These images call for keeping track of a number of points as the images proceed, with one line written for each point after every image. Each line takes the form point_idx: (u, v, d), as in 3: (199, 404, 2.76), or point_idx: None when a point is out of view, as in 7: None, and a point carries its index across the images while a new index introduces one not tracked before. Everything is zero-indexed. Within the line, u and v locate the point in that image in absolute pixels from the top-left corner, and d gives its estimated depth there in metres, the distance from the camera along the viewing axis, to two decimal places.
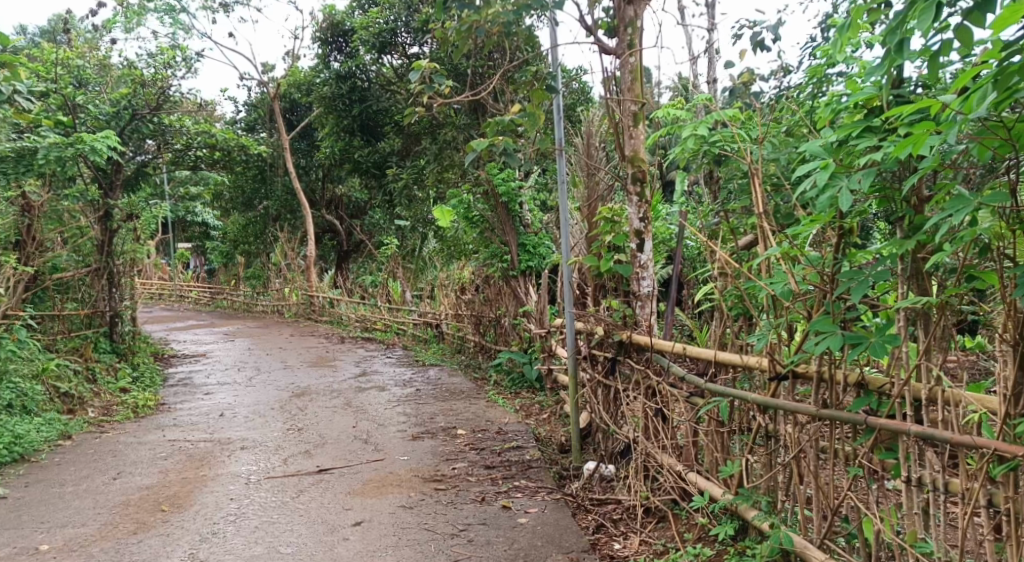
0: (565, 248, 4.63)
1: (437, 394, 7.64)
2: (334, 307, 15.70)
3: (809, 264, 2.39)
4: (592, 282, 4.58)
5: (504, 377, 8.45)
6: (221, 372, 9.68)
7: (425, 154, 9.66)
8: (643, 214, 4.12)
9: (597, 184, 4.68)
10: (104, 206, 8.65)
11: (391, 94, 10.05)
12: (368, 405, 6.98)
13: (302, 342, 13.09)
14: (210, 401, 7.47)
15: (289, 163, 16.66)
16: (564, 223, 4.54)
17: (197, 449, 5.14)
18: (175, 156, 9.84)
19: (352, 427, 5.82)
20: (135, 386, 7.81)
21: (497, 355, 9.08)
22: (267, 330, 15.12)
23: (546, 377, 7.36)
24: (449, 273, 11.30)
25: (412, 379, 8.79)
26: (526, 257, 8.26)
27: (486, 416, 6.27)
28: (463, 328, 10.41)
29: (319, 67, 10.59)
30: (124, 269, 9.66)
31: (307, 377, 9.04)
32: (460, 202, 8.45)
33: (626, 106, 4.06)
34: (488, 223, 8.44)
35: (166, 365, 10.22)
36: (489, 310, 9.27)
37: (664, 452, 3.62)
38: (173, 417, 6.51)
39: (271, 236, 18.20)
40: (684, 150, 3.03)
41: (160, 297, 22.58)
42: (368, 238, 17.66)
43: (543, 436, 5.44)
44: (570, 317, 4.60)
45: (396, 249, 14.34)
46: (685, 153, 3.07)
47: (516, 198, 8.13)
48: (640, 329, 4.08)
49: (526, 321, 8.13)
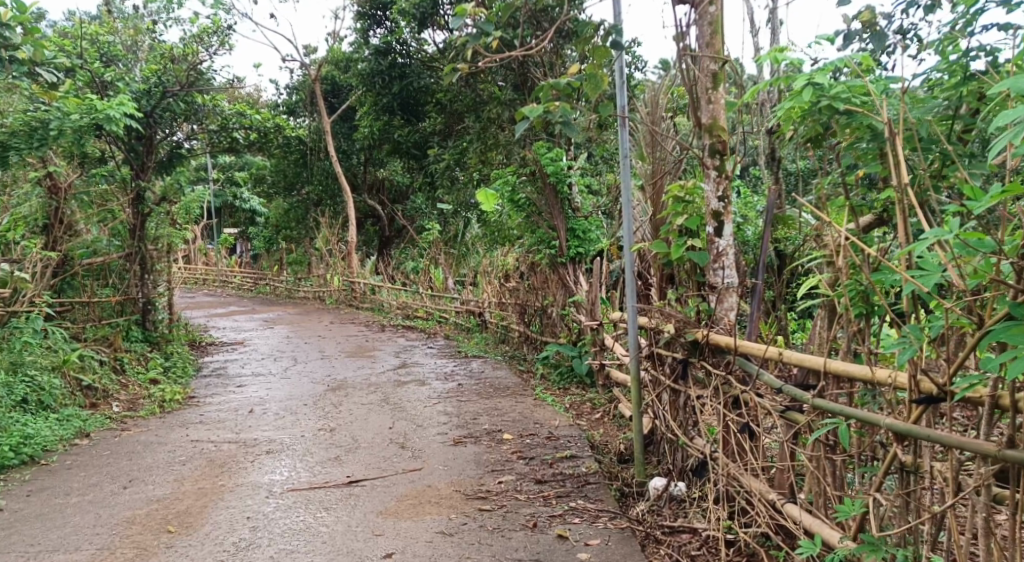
0: (628, 233, 4.04)
1: (481, 390, 7.13)
2: (375, 293, 15.33)
3: (984, 253, 1.80)
4: (658, 272, 4.02)
5: (551, 371, 7.91)
6: (257, 361, 9.33)
7: (468, 133, 9.12)
8: (723, 192, 3.50)
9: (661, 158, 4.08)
10: (135, 188, 8.27)
11: (433, 71, 9.53)
12: (406, 401, 6.51)
13: (342, 330, 12.73)
14: (241, 394, 7.08)
15: (329, 147, 16.30)
16: (626, 204, 3.97)
17: (218, 452, 4.69)
18: (209, 137, 9.45)
19: (387, 428, 5.33)
20: (166, 377, 7.47)
21: (544, 347, 8.54)
22: (307, 317, 14.82)
23: (598, 373, 6.83)
24: (492, 260, 10.80)
25: (454, 372, 8.30)
26: (575, 243, 7.68)
27: (533, 416, 5.72)
28: (507, 318, 9.88)
29: (357, 43, 10.11)
30: (159, 254, 9.34)
31: (344, 368, 8.61)
32: (505, 183, 7.86)
33: (704, 64, 3.45)
34: (536, 206, 7.86)
35: (201, 354, 9.89)
36: (535, 300, 8.74)
37: (752, 476, 3.06)
38: (200, 413, 6.12)
39: (313, 221, 17.89)
40: (794, 102, 2.43)
41: (203, 283, 22.49)
42: (410, 223, 17.26)
43: (598, 441, 4.89)
44: (633, 311, 4.06)
45: (438, 234, 13.88)
46: (793, 109, 2.48)
47: (565, 179, 7.57)
48: (719, 326, 3.49)
49: (575, 311, 7.57)
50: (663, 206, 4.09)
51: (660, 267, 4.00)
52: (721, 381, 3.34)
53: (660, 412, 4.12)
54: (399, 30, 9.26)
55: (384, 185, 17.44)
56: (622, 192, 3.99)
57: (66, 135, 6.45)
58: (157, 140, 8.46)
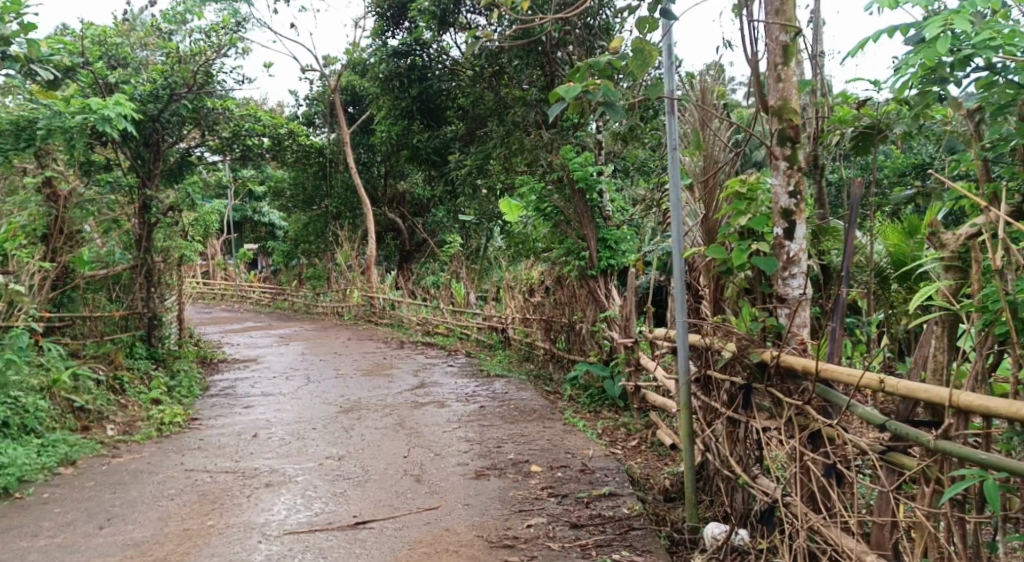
0: (677, 237, 3.51)
1: (505, 412, 6.59)
2: (395, 309, 14.86)
3: None
4: (712, 282, 3.50)
5: (580, 393, 7.36)
6: (268, 380, 8.86)
7: (491, 138, 8.62)
8: (794, 187, 2.98)
9: (714, 150, 3.57)
10: (142, 198, 7.84)
11: (454, 75, 9.08)
12: (423, 424, 6.00)
13: (360, 347, 12.24)
14: (247, 416, 6.60)
15: (348, 158, 15.94)
16: (675, 201, 3.45)
17: (211, 485, 4.19)
18: (222, 144, 9.05)
19: (402, 456, 4.80)
20: (169, 397, 7.00)
21: (572, 365, 7.99)
22: (324, 334, 14.37)
23: (632, 396, 6.40)
24: (516, 273, 10.30)
25: (476, 392, 7.75)
26: (606, 254, 7.15)
27: (563, 445, 5.19)
28: (532, 334, 9.35)
29: (375, 47, 9.70)
30: (167, 267, 8.90)
31: (359, 388, 8.11)
32: (531, 190, 7.36)
33: (774, 35, 2.94)
34: (563, 215, 7.34)
35: (211, 372, 9.42)
36: (562, 315, 8.21)
37: (841, 532, 2.53)
38: (201, 437, 5.63)
39: (331, 235, 17.50)
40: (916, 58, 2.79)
41: (221, 298, 22.13)
42: (431, 237, 16.81)
43: (637, 475, 4.35)
44: (682, 328, 3.54)
45: (460, 247, 13.43)
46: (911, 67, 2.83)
47: (595, 186, 7.07)
48: (790, 346, 2.95)
49: (607, 328, 7.04)
50: (717, 207, 3.58)
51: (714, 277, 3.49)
52: (796, 413, 2.81)
53: (713, 445, 3.61)
54: (419, 31, 8.85)
55: (404, 198, 17.03)
56: (669, 186, 3.48)
57: (55, 135, 6.05)
58: (165, 147, 8.09)
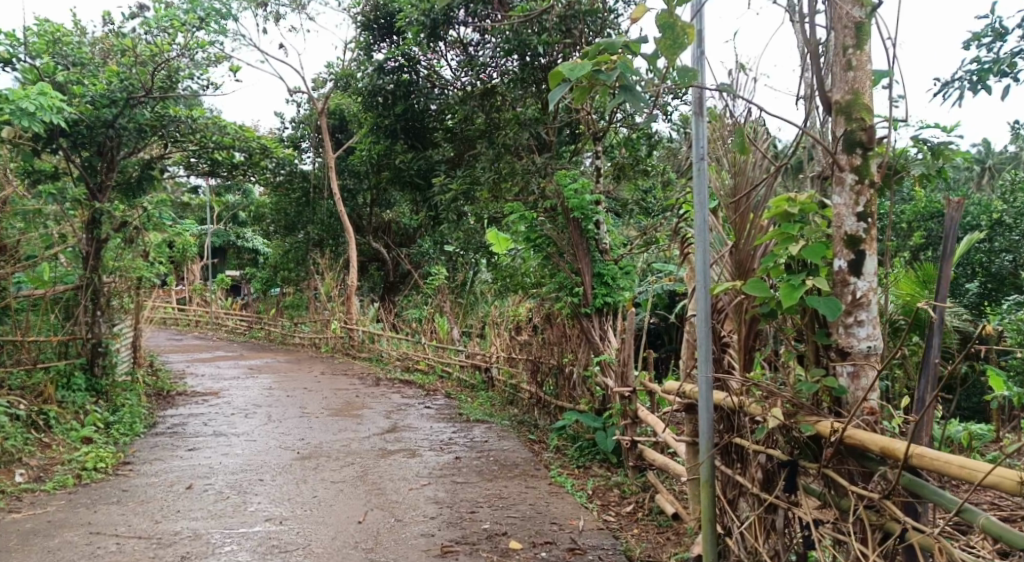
0: (703, 268, 2.83)
1: (483, 466, 5.83)
2: (374, 342, 14.11)
3: None
4: (746, 326, 2.82)
5: (568, 444, 6.62)
6: (225, 416, 8.06)
7: (480, 161, 7.95)
8: (863, 206, 2.29)
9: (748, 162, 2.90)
10: (90, 209, 7.08)
11: (443, 94, 8.44)
12: (389, 478, 5.23)
13: (332, 382, 11.43)
14: (189, 461, 5.79)
15: (333, 183, 15.25)
16: (704, 222, 2.79)
17: (112, 555, 3.47)
18: (188, 157, 8.34)
19: (356, 521, 4.03)
20: (103, 436, 6.17)
21: (559, 412, 7.26)
22: (296, 366, 13.59)
23: (627, 452, 5.64)
24: (503, 309, 9.60)
25: (453, 440, 6.96)
26: (602, 291, 6.46)
27: (547, 511, 4.42)
28: (518, 375, 8.60)
29: (360, 60, 9.08)
30: (120, 289, 8.11)
31: (323, 430, 7.31)
32: (522, 218, 6.68)
33: (845, 8, 2.28)
34: (556, 247, 6.66)
35: (162, 406, 8.57)
36: (550, 356, 7.50)
37: None
38: (125, 487, 4.82)
39: (311, 262, 16.72)
40: None
41: (196, 325, 21.15)
42: (416, 269, 16.11)
43: (635, 555, 3.61)
44: (706, 383, 2.83)
45: (445, 279, 12.73)
46: None
47: (593, 215, 6.43)
48: (860, 416, 2.23)
49: (601, 372, 6.34)
50: (752, 232, 2.90)
51: (749, 321, 2.79)
52: (871, 509, 2.10)
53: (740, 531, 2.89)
54: (407, 44, 8.21)
55: (391, 227, 16.38)
56: (696, 203, 2.82)
57: None
58: (120, 157, 7.34)
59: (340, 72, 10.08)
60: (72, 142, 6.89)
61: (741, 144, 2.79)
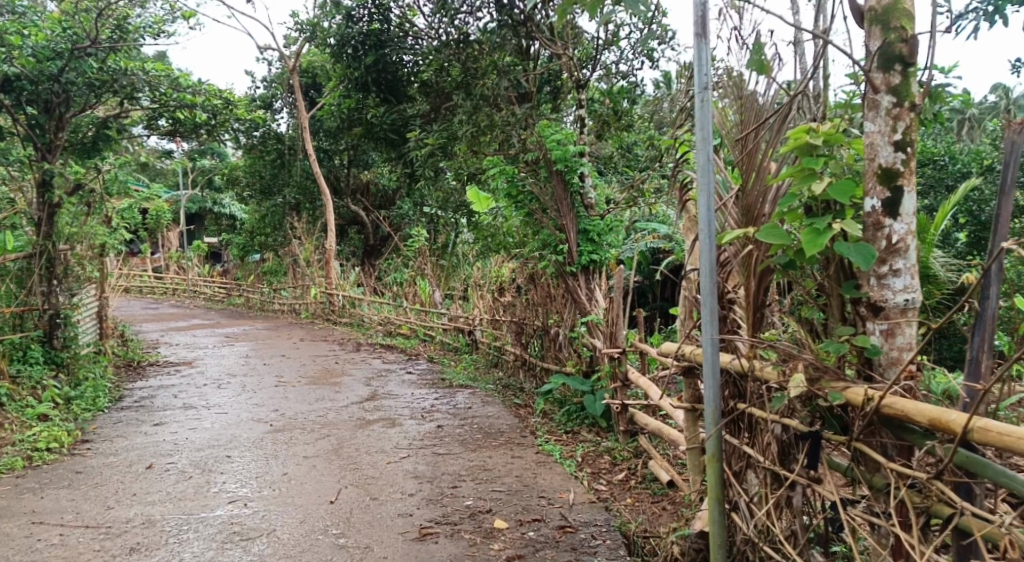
0: (708, 213, 2.49)
1: (466, 434, 5.53)
2: (355, 307, 13.76)
3: None
4: (757, 279, 2.50)
5: (555, 409, 6.34)
6: (196, 387, 7.70)
7: (457, 113, 7.53)
8: (899, 133, 1.95)
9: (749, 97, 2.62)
10: (41, 171, 6.63)
11: (416, 44, 7.98)
12: (365, 450, 4.92)
13: (311, 349, 11.10)
14: (153, 436, 5.44)
15: (307, 143, 14.71)
16: (708, 164, 2.47)
17: (54, 550, 3.14)
18: (147, 115, 7.84)
19: (328, 501, 3.71)
20: (61, 413, 5.81)
21: (546, 375, 6.97)
22: (274, 333, 13.24)
23: (617, 416, 5.35)
24: (485, 270, 9.26)
25: (436, 407, 6.64)
26: (589, 248, 6.11)
27: (535, 484, 4.12)
28: (502, 338, 8.28)
29: (328, 9, 8.56)
30: (79, 256, 7.67)
31: (299, 399, 6.99)
32: (502, 172, 6.28)
33: None
34: (540, 203, 6.29)
35: (131, 378, 8.20)
36: (535, 317, 7.18)
37: None
38: (79, 468, 4.48)
39: (288, 226, 16.22)
40: None
41: (172, 292, 20.61)
42: (396, 231, 15.69)
43: (630, 531, 3.32)
44: (711, 345, 2.51)
45: (426, 240, 12.33)
46: None
47: (577, 167, 6.06)
48: (899, 381, 1.92)
49: (588, 334, 6.02)
50: (760, 173, 2.59)
51: (760, 274, 2.48)
52: (916, 487, 1.81)
53: (747, 506, 2.60)
54: None
55: (369, 189, 15.92)
56: (698, 141, 2.50)
57: None
58: (69, 114, 6.87)
59: (308, 22, 9.51)
60: (18, 99, 6.42)
61: (760, 63, 2.46)
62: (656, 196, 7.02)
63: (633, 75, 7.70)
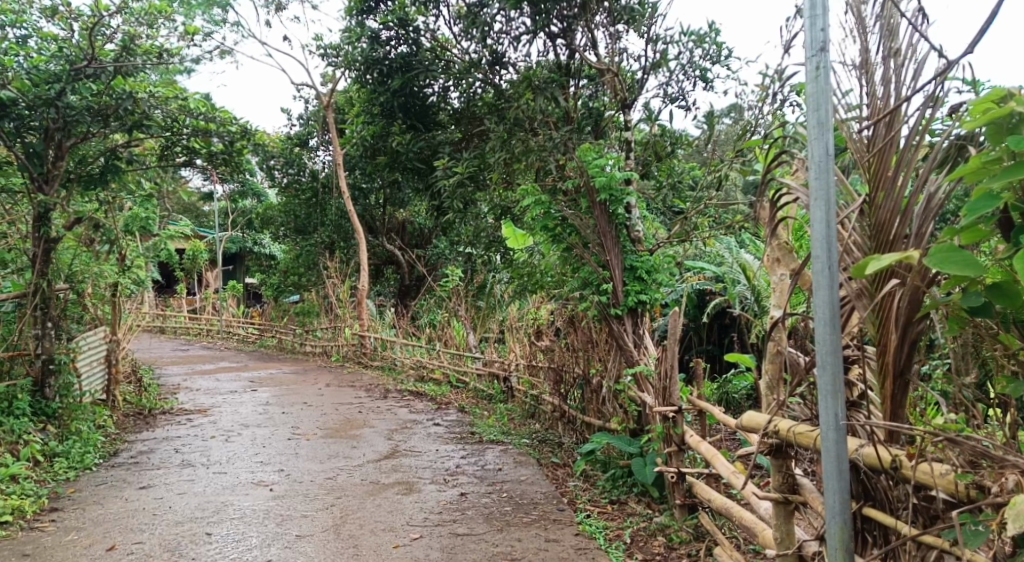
0: (827, 226, 1.74)
1: (492, 506, 4.73)
2: (387, 350, 13.09)
3: None
4: (899, 331, 1.78)
5: (597, 471, 5.50)
6: (202, 440, 7.03)
7: (490, 138, 6.81)
8: None
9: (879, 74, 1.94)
10: (39, 204, 6.13)
11: (445, 66, 7.37)
12: (370, 527, 4.15)
13: (337, 395, 10.39)
14: (133, 502, 4.74)
15: (341, 181, 14.20)
16: (824, 161, 1.75)
17: None
18: (159, 145, 7.34)
19: None
20: (39, 474, 5.15)
21: (587, 431, 6.14)
22: (302, 377, 12.61)
23: (672, 486, 4.48)
24: (523, 311, 8.50)
25: (461, 468, 5.85)
26: (636, 287, 5.32)
27: None
28: (539, 386, 7.48)
29: (352, 32, 8.01)
30: (82, 297, 7.08)
31: (311, 456, 6.26)
32: (537, 202, 5.53)
33: None
34: (580, 237, 5.53)
35: (136, 428, 7.56)
36: (575, 364, 6.38)
37: None
38: (30, 549, 3.79)
39: (321, 266, 15.64)
40: None
41: (206, 334, 20.12)
42: (431, 272, 15.03)
43: None
44: (835, 425, 1.74)
45: (460, 280, 11.58)
46: None
47: (621, 196, 5.31)
48: None
49: (635, 387, 5.18)
50: (895, 183, 1.88)
51: (905, 324, 1.76)
52: None
53: None
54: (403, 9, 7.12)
55: (405, 228, 15.34)
56: (811, 126, 1.77)
57: None
58: (70, 142, 6.36)
59: (333, 46, 8.95)
60: (16, 125, 5.91)
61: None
62: (711, 230, 6.24)
63: (684, 98, 6.96)
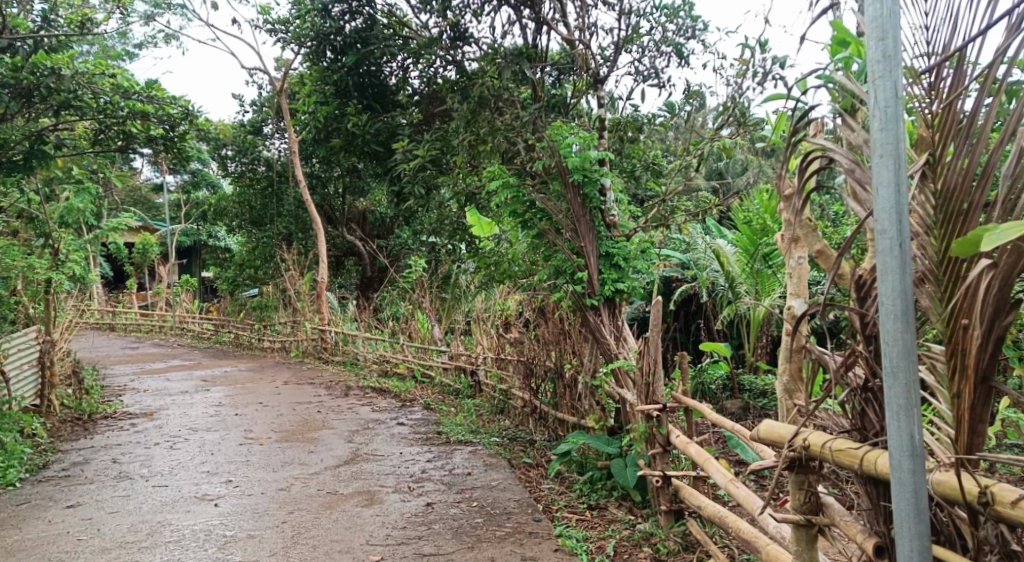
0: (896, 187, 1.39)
1: (460, 517, 4.31)
2: (349, 344, 12.58)
3: None
4: (984, 324, 1.46)
5: (573, 473, 5.11)
6: (146, 447, 6.49)
7: (453, 118, 6.35)
8: None
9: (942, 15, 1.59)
10: None
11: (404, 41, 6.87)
12: (323, 547, 3.72)
13: (295, 394, 9.87)
14: (57, 524, 4.24)
15: (296, 169, 13.59)
16: (892, 109, 1.40)
17: None
18: (91, 128, 6.74)
19: None
20: None
21: (560, 429, 5.76)
22: (259, 374, 12.03)
23: (657, 491, 4.08)
24: (490, 302, 8.07)
25: (427, 473, 5.42)
26: (614, 275, 4.92)
27: None
28: (509, 381, 7.07)
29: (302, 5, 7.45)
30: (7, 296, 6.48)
31: (263, 463, 5.78)
32: (505, 185, 5.11)
33: None
34: (552, 221, 5.10)
35: (73, 436, 6.99)
36: (546, 358, 5.99)
37: None
38: None
39: (278, 259, 14.99)
40: None
41: (159, 330, 19.32)
42: (393, 262, 14.50)
43: None
44: (911, 442, 1.39)
45: (424, 270, 11.09)
46: None
47: (596, 177, 4.90)
48: None
49: (613, 382, 4.78)
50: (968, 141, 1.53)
51: (993, 314, 1.45)
52: None
53: None
54: None
55: (365, 217, 14.79)
56: (875, 65, 1.42)
57: None
58: None
59: (284, 22, 8.37)
60: None
61: None
62: (689, 213, 5.88)
63: (659, 74, 6.56)
